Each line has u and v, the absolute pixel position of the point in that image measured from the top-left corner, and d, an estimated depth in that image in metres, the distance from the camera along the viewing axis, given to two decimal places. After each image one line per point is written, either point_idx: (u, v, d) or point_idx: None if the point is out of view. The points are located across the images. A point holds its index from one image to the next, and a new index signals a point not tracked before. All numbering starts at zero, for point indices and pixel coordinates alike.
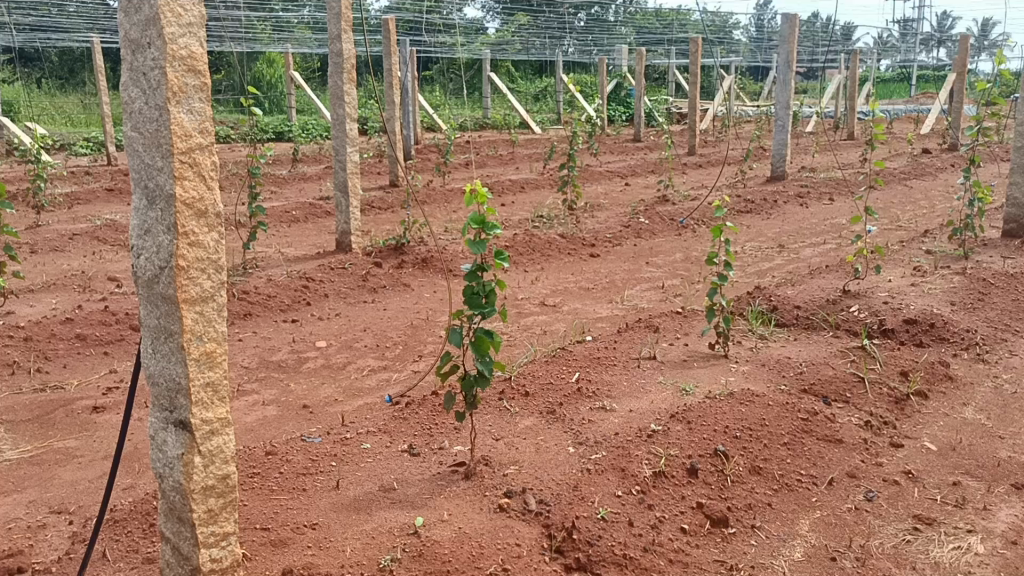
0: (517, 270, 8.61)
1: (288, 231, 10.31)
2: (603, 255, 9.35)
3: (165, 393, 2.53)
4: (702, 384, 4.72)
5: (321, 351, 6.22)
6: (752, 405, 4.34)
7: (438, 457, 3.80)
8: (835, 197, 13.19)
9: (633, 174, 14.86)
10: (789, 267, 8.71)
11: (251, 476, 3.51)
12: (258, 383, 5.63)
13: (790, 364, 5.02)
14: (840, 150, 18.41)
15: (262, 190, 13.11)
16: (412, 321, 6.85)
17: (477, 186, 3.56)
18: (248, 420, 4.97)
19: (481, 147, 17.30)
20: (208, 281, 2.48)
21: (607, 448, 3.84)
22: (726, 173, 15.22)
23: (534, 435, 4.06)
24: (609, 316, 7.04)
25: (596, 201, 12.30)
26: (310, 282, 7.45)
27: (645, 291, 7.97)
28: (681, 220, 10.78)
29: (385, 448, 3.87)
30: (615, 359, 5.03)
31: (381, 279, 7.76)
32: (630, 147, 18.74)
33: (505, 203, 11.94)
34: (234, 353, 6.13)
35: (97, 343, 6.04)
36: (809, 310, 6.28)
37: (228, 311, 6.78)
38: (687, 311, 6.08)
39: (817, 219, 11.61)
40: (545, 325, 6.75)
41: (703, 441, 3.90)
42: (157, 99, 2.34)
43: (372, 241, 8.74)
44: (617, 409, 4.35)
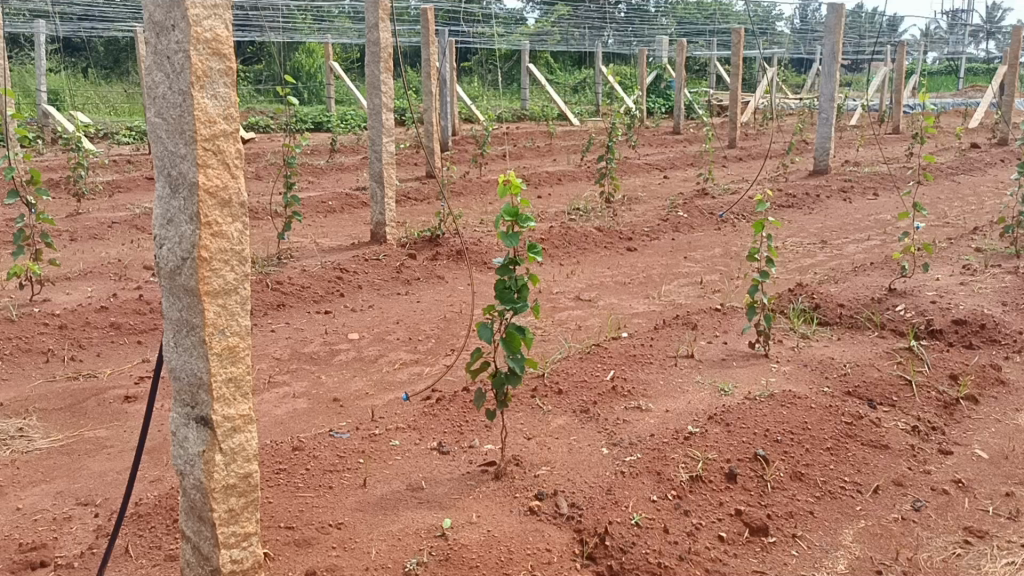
0: (553, 263, 8.49)
1: (323, 222, 10.29)
2: (640, 249, 9.20)
3: (187, 388, 2.44)
4: (741, 384, 4.57)
5: (353, 344, 6.16)
6: (794, 407, 4.19)
7: (468, 455, 3.71)
8: (880, 192, 12.87)
9: (671, 167, 14.65)
10: (833, 264, 8.48)
11: (277, 471, 3.44)
12: (289, 375, 5.59)
13: (833, 365, 4.85)
14: (886, 144, 17.99)
15: (299, 180, 13.13)
16: (445, 314, 6.76)
17: (510, 177, 3.43)
18: (277, 413, 4.93)
19: (518, 138, 17.19)
20: (232, 273, 2.39)
21: (643, 450, 3.72)
22: (767, 167, 14.94)
23: (567, 434, 3.94)
24: (646, 312, 6.90)
25: (634, 194, 12.12)
26: (344, 273, 7.40)
27: (683, 286, 7.81)
28: (720, 214, 10.58)
29: (414, 445, 3.78)
30: (651, 357, 4.89)
31: (415, 271, 7.68)
32: (668, 139, 18.49)
33: (542, 195, 11.82)
34: (266, 345, 6.10)
35: (131, 332, 6.05)
36: (853, 308, 6.08)
37: (262, 301, 6.75)
38: (727, 308, 5.92)
39: (860, 214, 11.34)
40: (579, 320, 6.63)
41: (743, 445, 3.76)
42: (180, 83, 2.25)
43: (406, 233, 8.67)
44: (653, 409, 4.22)
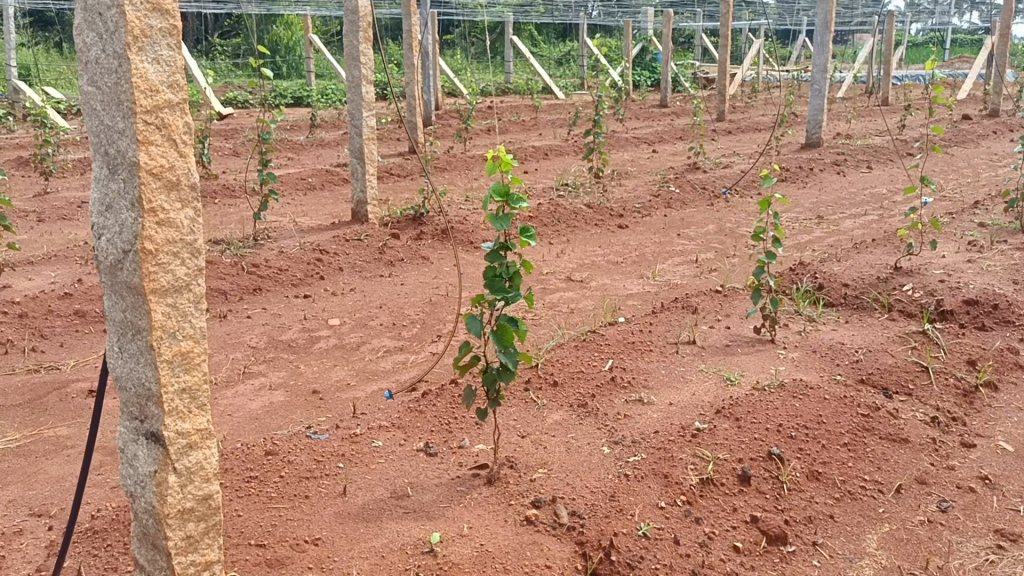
0: (542, 243, 8.16)
1: (303, 200, 9.91)
2: (632, 226, 8.88)
3: (135, 399, 2.12)
4: (747, 373, 4.28)
5: (333, 330, 5.82)
6: (806, 399, 3.91)
7: (457, 458, 3.41)
8: (873, 165, 12.60)
9: (660, 141, 14.32)
10: (831, 240, 8.20)
11: (247, 480, 3.12)
12: (266, 365, 5.26)
13: (844, 350, 4.57)
14: (876, 116, 17.71)
15: (278, 156, 12.72)
16: (430, 297, 6.44)
17: (498, 151, 3.07)
18: (252, 408, 4.60)
19: (503, 112, 16.78)
20: (182, 267, 2.05)
21: (647, 450, 3.43)
22: (758, 140, 14.63)
23: (564, 432, 3.65)
24: (641, 293, 6.60)
25: (623, 169, 11.80)
26: (324, 254, 7.04)
27: (678, 265, 7.51)
28: (712, 189, 10.28)
29: (399, 447, 3.47)
30: (651, 344, 4.59)
31: (398, 251, 7.34)
32: (655, 113, 18.13)
33: (529, 170, 11.48)
34: (241, 332, 5.75)
35: (96, 321, 5.69)
36: (858, 289, 5.80)
37: (236, 286, 6.39)
38: (727, 289, 5.63)
39: (855, 188, 11.07)
40: (571, 303, 6.32)
41: (755, 443, 3.48)
42: (115, 45, 1.90)
43: (389, 211, 8.32)
44: (655, 402, 3.93)
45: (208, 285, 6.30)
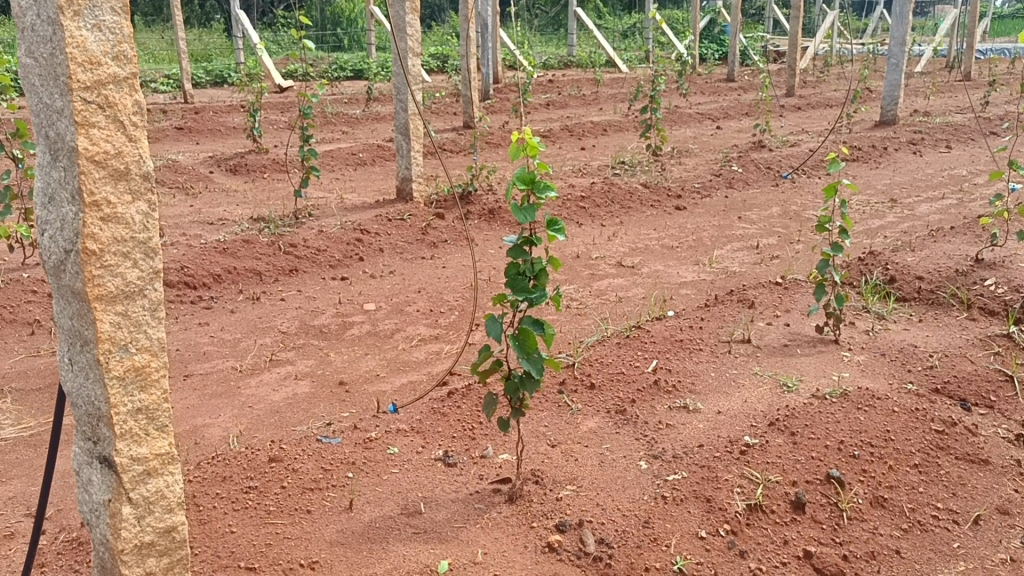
0: (593, 225, 7.79)
1: (352, 176, 9.68)
2: (690, 208, 8.44)
3: (86, 418, 1.86)
4: (807, 378, 3.89)
5: (368, 316, 5.56)
6: (872, 412, 3.50)
7: (478, 469, 3.11)
8: (953, 144, 11.86)
9: (725, 116, 13.74)
10: (905, 226, 7.64)
11: (246, 490, 2.87)
12: (294, 352, 5.02)
13: (917, 355, 4.13)
14: (957, 93, 16.73)
15: (332, 130, 12.54)
16: (472, 282, 6.13)
17: (523, 134, 2.73)
18: (274, 400, 4.36)
19: (563, 86, 16.33)
20: (134, 270, 1.78)
21: (689, 468, 3.07)
22: (829, 117, 13.93)
23: (598, 442, 3.32)
24: (695, 282, 6.19)
25: (683, 146, 11.31)
26: (365, 234, 6.78)
27: (737, 251, 7.07)
28: (778, 169, 9.74)
29: (416, 454, 3.19)
30: (702, 343, 4.21)
31: (442, 232, 7.04)
32: (721, 87, 17.47)
33: (585, 147, 11.07)
34: (272, 316, 5.53)
35: None
36: (934, 283, 5.31)
37: (272, 267, 6.18)
38: (788, 281, 5.19)
39: (932, 169, 10.40)
40: (620, 291, 5.95)
41: (813, 464, 3.09)
42: (47, 9, 1.61)
43: (436, 189, 8.03)
44: (702, 410, 3.57)
45: (243, 266, 6.10)
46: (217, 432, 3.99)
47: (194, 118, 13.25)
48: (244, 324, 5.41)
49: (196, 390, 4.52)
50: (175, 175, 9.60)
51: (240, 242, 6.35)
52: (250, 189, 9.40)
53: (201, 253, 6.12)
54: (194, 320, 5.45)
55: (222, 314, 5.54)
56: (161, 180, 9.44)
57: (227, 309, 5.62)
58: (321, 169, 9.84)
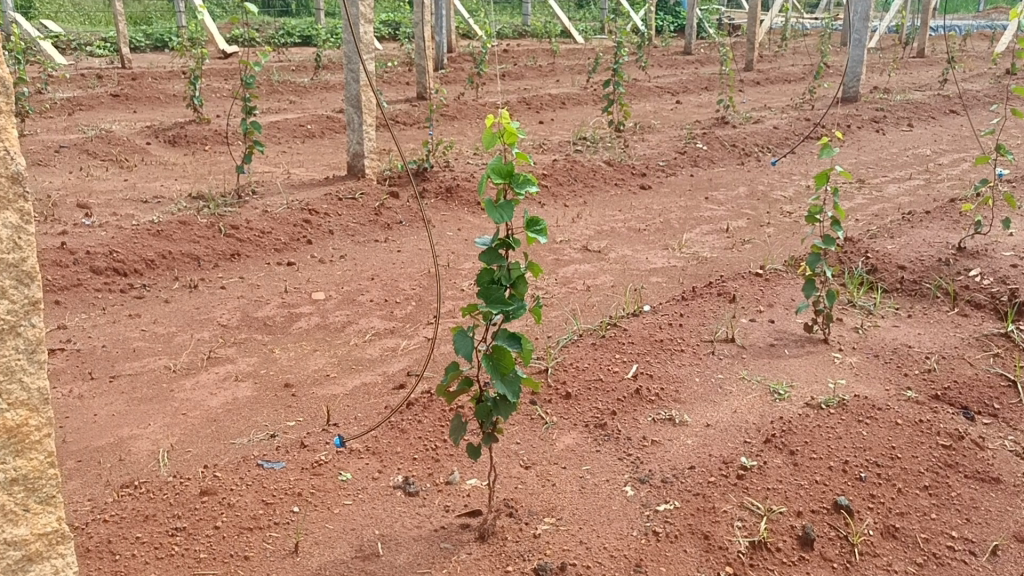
0: (555, 205, 7.40)
1: (300, 150, 9.14)
2: (655, 187, 8.11)
3: None
4: (798, 385, 3.58)
5: (316, 306, 5.12)
6: (874, 425, 3.19)
7: (444, 500, 2.73)
8: (915, 123, 11.69)
9: (685, 91, 13.41)
10: (875, 209, 7.41)
11: (172, 533, 2.45)
12: (235, 349, 4.58)
13: (912, 357, 3.84)
14: (914, 70, 16.61)
15: (278, 100, 11.92)
16: (429, 267, 5.72)
17: (500, 118, 2.32)
18: (212, 406, 3.92)
19: (519, 56, 15.85)
20: (5, 302, 1.71)
21: (681, 496, 2.74)
22: (790, 93, 13.69)
23: (577, 463, 2.97)
24: (666, 269, 5.86)
25: (645, 122, 10.96)
26: (313, 215, 6.31)
27: (706, 235, 6.75)
28: (743, 147, 9.44)
29: (371, 481, 2.80)
30: (682, 343, 3.88)
31: (396, 212, 6.59)
32: (679, 60, 17.15)
33: (544, 121, 10.66)
34: (211, 307, 5.06)
35: (46, 290, 5.02)
36: (917, 273, 5.05)
37: (212, 251, 5.68)
38: (768, 271, 4.87)
39: (896, 148, 10.22)
40: (588, 279, 5.59)
41: (817, 491, 2.77)
42: None
43: (389, 165, 7.56)
44: (690, 423, 3.23)
45: (179, 250, 5.60)
46: (145, 446, 3.54)
47: (131, 84, 12.51)
48: (180, 316, 4.93)
49: (123, 394, 4.05)
50: (108, 147, 8.97)
51: (175, 223, 5.84)
52: (190, 162, 8.81)
53: (132, 236, 5.60)
54: (123, 311, 4.95)
55: (156, 304, 5.05)
56: (93, 152, 8.80)
57: (160, 299, 5.12)
58: (267, 141, 9.28)
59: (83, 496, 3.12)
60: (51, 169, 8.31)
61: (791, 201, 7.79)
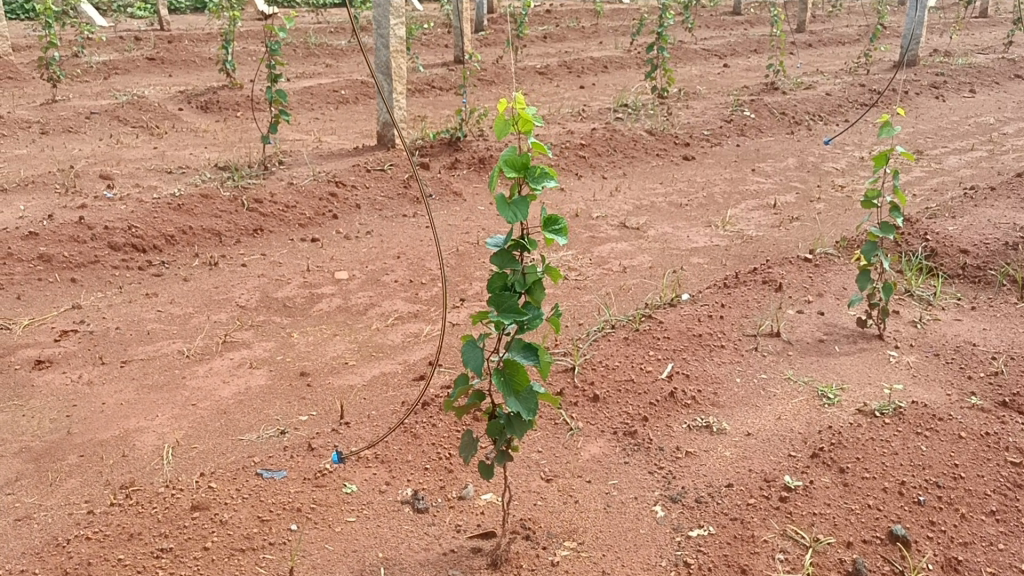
0: (593, 177, 7.09)
1: (333, 116, 8.89)
2: (699, 158, 7.73)
3: None
4: (849, 389, 3.28)
5: (339, 287, 4.90)
6: (934, 439, 2.88)
7: (456, 518, 2.50)
8: (977, 88, 11.08)
9: (732, 54, 12.88)
10: (934, 183, 6.97)
11: (157, 555, 2.27)
12: (253, 332, 4.39)
13: (978, 357, 3.51)
14: (977, 31, 15.78)
15: (314, 63, 11.67)
16: (458, 245, 5.46)
17: (514, 103, 2.03)
18: (223, 396, 3.73)
19: (562, 17, 15.37)
20: None
21: (717, 521, 2.48)
22: (844, 56, 13.08)
23: (603, 477, 2.72)
24: (708, 249, 5.54)
25: (690, 88, 10.51)
26: (339, 188, 6.08)
27: (752, 211, 6.40)
28: (793, 114, 8.98)
29: (378, 495, 2.58)
30: (722, 338, 3.59)
31: (426, 184, 6.33)
32: (727, 21, 16.52)
33: (584, 86, 10.28)
34: (230, 286, 4.87)
35: (63, 267, 4.88)
36: (981, 259, 4.67)
37: (234, 226, 5.49)
38: (818, 256, 4.53)
39: (957, 116, 9.67)
40: (624, 259, 5.29)
41: (869, 518, 2.49)
42: None
43: (421, 134, 7.28)
44: (729, 432, 2.96)
45: (200, 225, 5.42)
46: (150, 441, 3.36)
47: (167, 47, 12.35)
48: (197, 296, 4.75)
49: (134, 381, 3.89)
50: (140, 114, 8.81)
51: (197, 197, 5.66)
52: (221, 129, 8.62)
53: (153, 210, 5.42)
54: (140, 290, 4.79)
55: (174, 283, 4.88)
56: (124, 118, 8.64)
57: (179, 277, 4.95)
58: (299, 107, 9.04)
59: (81, 498, 2.95)
60: (81, 137, 8.18)
61: (844, 175, 7.38)
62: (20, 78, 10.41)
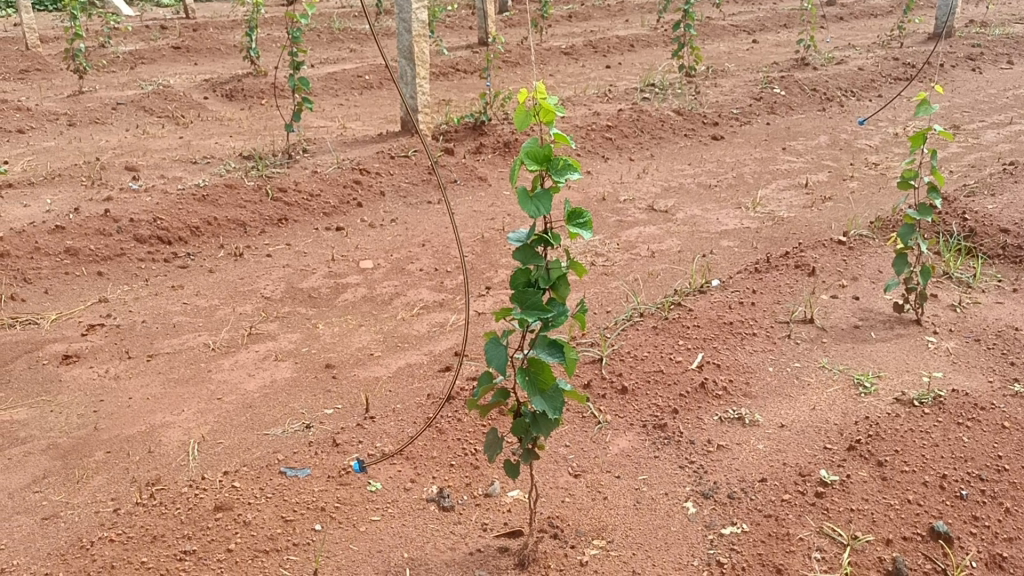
0: (620, 159, 6.98)
1: (357, 102, 8.84)
2: (728, 137, 7.59)
3: None
4: (887, 376, 3.18)
5: (364, 276, 4.87)
6: (976, 430, 2.78)
7: (483, 517, 2.45)
8: (1015, 59, 10.77)
9: (761, 29, 12.63)
10: (971, 159, 6.78)
11: (181, 558, 2.25)
12: (278, 324, 4.36)
13: (1021, 342, 3.39)
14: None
15: (338, 48, 11.61)
16: (483, 231, 5.40)
17: (535, 93, 1.97)
18: (249, 390, 3.71)
19: None
20: None
21: (750, 518, 2.41)
22: (876, 29, 12.78)
23: (632, 472, 2.65)
24: (738, 231, 5.43)
25: (718, 66, 10.33)
26: (364, 175, 6.03)
27: (783, 191, 6.27)
28: (824, 91, 8.78)
29: (402, 493, 2.54)
30: (754, 326, 3.50)
31: (450, 170, 6.26)
32: None
33: (610, 66, 10.13)
34: (255, 277, 4.85)
35: (90, 260, 4.89)
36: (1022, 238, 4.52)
37: (259, 216, 5.47)
38: (853, 238, 4.41)
39: (994, 88, 9.40)
40: (653, 243, 5.20)
41: (909, 513, 2.40)
42: None
43: (445, 118, 7.21)
44: (762, 424, 2.88)
45: (224, 215, 5.40)
46: (176, 436, 3.35)
47: (192, 35, 12.35)
48: (223, 287, 4.74)
49: (160, 375, 3.88)
50: (165, 103, 8.82)
51: (222, 187, 5.64)
52: (246, 117, 8.61)
53: (178, 201, 5.41)
54: (166, 282, 4.79)
55: (200, 275, 4.87)
56: (150, 108, 8.65)
57: (204, 269, 4.94)
58: (324, 94, 9.00)
59: (107, 495, 2.95)
60: (108, 127, 8.21)
61: (877, 152, 7.20)
62: (48, 69, 10.47)
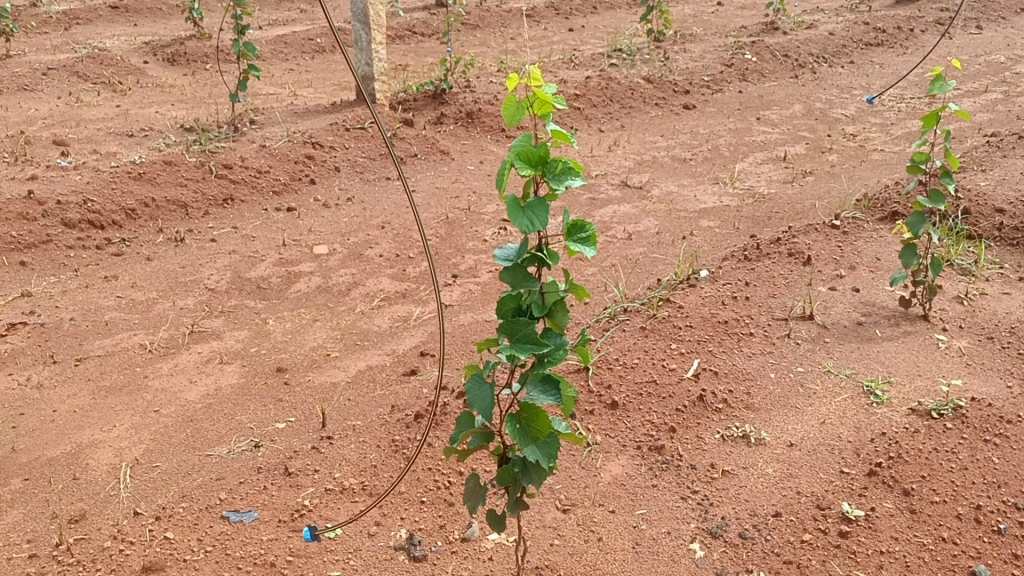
0: (590, 131, 6.62)
1: (308, 67, 8.32)
2: (700, 106, 7.25)
3: None
4: (898, 382, 2.90)
5: (319, 263, 4.46)
6: (1005, 449, 2.50)
7: (460, 568, 2.12)
8: (984, 23, 10.54)
9: None
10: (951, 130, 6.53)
11: None
12: (224, 320, 3.95)
13: None
14: None
15: (287, 9, 10.98)
16: (447, 212, 5.00)
17: (528, 80, 1.62)
18: (190, 400, 3.31)
19: None
20: None
21: (768, 564, 2.12)
22: None
23: (629, 505, 2.33)
24: (718, 210, 5.11)
25: (685, 29, 9.95)
26: (316, 149, 5.58)
27: (761, 164, 5.96)
28: (797, 56, 8.46)
29: (366, 541, 2.20)
30: (751, 324, 3.18)
31: (410, 142, 5.83)
32: None
33: (574, 29, 9.69)
34: (197, 265, 4.42)
35: (12, 249, 4.42)
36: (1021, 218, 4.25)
37: (202, 196, 5.02)
38: (846, 221, 4.11)
39: (966, 55, 9.16)
40: (629, 224, 4.86)
41: (946, 555, 2.12)
42: None
43: (402, 85, 6.75)
44: (769, 443, 2.58)
45: (163, 196, 4.94)
46: (106, 458, 2.96)
47: None
48: (162, 278, 4.30)
49: (89, 382, 3.46)
50: (101, 68, 8.20)
51: (160, 163, 5.16)
52: (189, 83, 8.04)
53: (111, 180, 4.93)
54: (98, 272, 4.34)
55: (136, 263, 4.43)
56: (84, 74, 8.04)
57: (141, 256, 4.50)
58: (272, 59, 8.45)
59: (23, 536, 2.56)
60: (38, 95, 7.59)
61: (855, 122, 6.92)
62: None
